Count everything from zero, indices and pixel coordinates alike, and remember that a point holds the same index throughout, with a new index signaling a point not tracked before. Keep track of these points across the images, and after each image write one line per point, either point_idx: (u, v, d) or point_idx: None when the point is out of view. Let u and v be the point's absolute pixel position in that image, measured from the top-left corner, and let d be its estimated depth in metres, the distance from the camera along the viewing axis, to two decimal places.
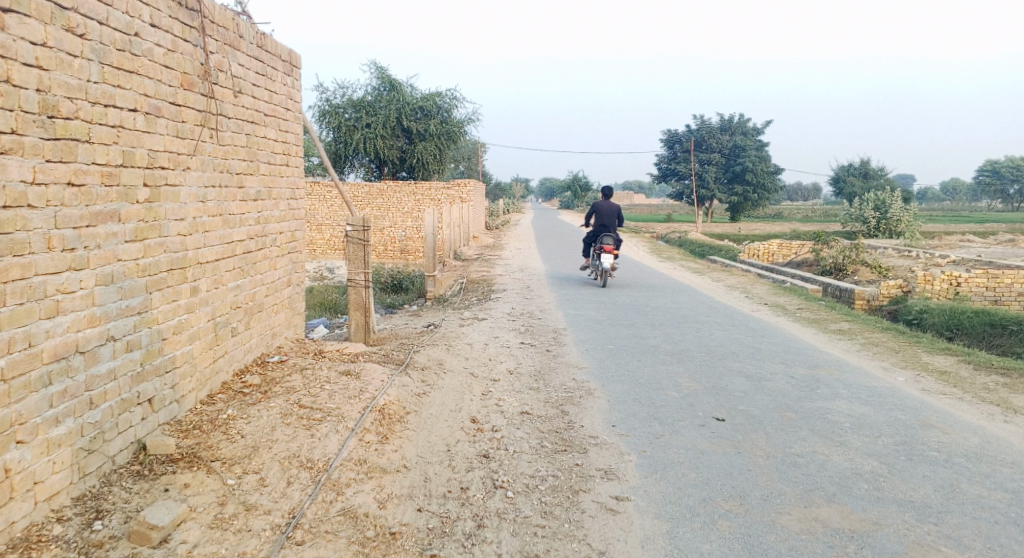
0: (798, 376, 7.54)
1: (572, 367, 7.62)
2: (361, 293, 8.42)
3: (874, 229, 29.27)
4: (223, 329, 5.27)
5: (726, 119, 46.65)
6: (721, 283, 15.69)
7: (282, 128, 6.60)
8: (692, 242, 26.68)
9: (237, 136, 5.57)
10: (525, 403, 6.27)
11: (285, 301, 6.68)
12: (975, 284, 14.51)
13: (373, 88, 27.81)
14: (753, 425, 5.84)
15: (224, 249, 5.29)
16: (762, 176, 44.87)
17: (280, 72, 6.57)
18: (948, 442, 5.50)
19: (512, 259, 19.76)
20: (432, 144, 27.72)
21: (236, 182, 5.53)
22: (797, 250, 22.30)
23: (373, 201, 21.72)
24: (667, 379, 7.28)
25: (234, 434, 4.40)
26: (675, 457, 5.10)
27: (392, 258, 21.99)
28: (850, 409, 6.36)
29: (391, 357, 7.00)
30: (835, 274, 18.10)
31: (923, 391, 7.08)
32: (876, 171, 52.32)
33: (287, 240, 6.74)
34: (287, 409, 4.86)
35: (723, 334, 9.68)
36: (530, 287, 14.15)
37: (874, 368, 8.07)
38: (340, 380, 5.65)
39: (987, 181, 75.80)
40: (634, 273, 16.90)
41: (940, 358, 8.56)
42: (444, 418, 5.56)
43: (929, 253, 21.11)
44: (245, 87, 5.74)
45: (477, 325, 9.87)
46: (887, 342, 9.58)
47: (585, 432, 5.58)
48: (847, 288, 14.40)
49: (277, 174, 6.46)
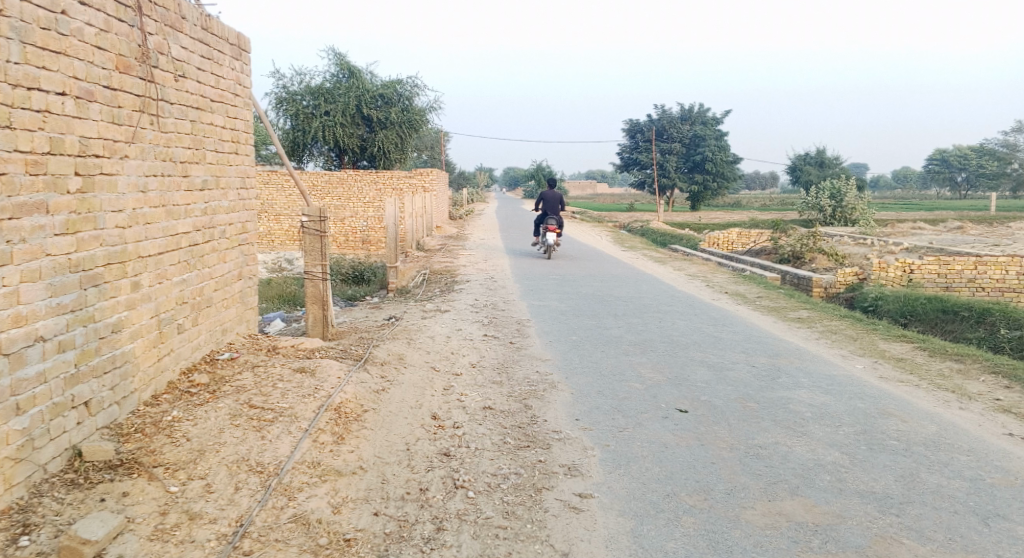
0: (759, 365, 7.55)
1: (535, 360, 7.50)
2: (318, 286, 8.18)
3: (830, 217, 29.75)
4: (168, 326, 5.03)
5: (686, 109, 46.95)
6: (682, 272, 15.74)
7: (231, 115, 6.32)
8: (653, 231, 26.78)
9: (181, 122, 5.30)
10: (487, 397, 6.14)
11: (236, 296, 6.42)
12: (927, 271, 14.74)
13: (332, 75, 27.23)
14: (716, 417, 5.80)
15: (168, 242, 5.04)
16: (721, 165, 45.30)
17: (227, 56, 6.28)
18: (906, 431, 5.52)
19: (475, 249, 19.59)
20: (393, 132, 27.31)
21: (181, 171, 5.27)
22: (756, 238, 22.52)
23: (333, 191, 21.33)
24: (630, 370, 7.20)
25: (179, 437, 4.19)
26: (639, 451, 5.03)
27: (353, 248, 21.63)
28: (811, 399, 6.36)
29: (349, 352, 6.80)
30: (793, 262, 18.32)
31: (881, 379, 7.13)
32: (831, 160, 53.22)
33: (237, 232, 6.46)
34: (237, 409, 4.65)
35: (685, 323, 9.67)
36: (493, 277, 14.01)
37: (833, 356, 8.12)
38: (294, 378, 5.44)
39: (936, 170, 77.79)
40: (597, 262, 16.87)
41: (896, 346, 8.66)
42: (404, 415, 5.39)
43: (882, 241, 21.50)
44: (190, 71, 5.47)
45: (439, 318, 9.69)
46: (845, 329, 9.67)
47: (548, 426, 5.47)
48: (804, 276, 14.57)
49: (225, 163, 6.20)
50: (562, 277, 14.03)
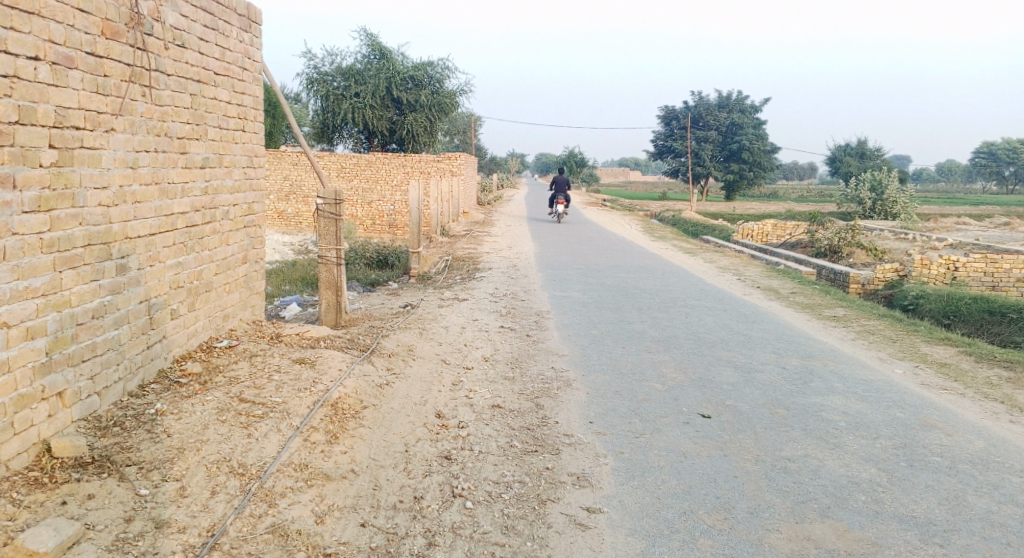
0: (790, 367, 7.10)
1: (552, 355, 7.15)
2: (332, 271, 7.92)
3: (870, 210, 28.78)
4: (161, 311, 4.78)
5: (724, 96, 45.93)
6: (713, 264, 15.21)
7: (238, 90, 6.05)
8: (685, 221, 26.15)
9: (179, 96, 5.02)
10: (497, 395, 5.80)
11: (240, 280, 6.16)
12: (973, 269, 14.01)
13: (363, 56, 26.98)
14: (741, 424, 5.39)
15: (161, 223, 4.77)
16: (759, 154, 44.35)
17: (234, 27, 5.98)
18: (951, 446, 5.06)
19: (502, 235, 19.24)
20: (422, 116, 26.98)
21: (178, 147, 4.99)
22: (791, 231, 21.80)
23: (360, 172, 21.17)
24: (652, 369, 6.81)
25: (160, 433, 3.94)
26: (656, 460, 4.65)
27: (379, 232, 21.47)
28: (845, 406, 5.92)
29: (356, 342, 6.51)
30: (830, 256, 17.66)
31: (922, 386, 6.64)
32: (872, 151, 51.66)
33: (242, 214, 6.19)
34: (225, 404, 4.39)
35: (713, 319, 9.21)
36: (516, 266, 13.65)
37: (871, 359, 7.64)
38: (292, 369, 5.16)
39: (983, 163, 75.07)
40: (625, 252, 16.43)
41: (939, 349, 8.13)
42: (406, 412, 5.08)
43: (926, 236, 20.62)
44: (191, 42, 5.18)
45: (456, 307, 9.38)
46: (883, 330, 9.14)
47: (559, 429, 5.12)
48: (841, 271, 14.00)
49: (230, 141, 5.91)
50: (588, 267, 13.61)
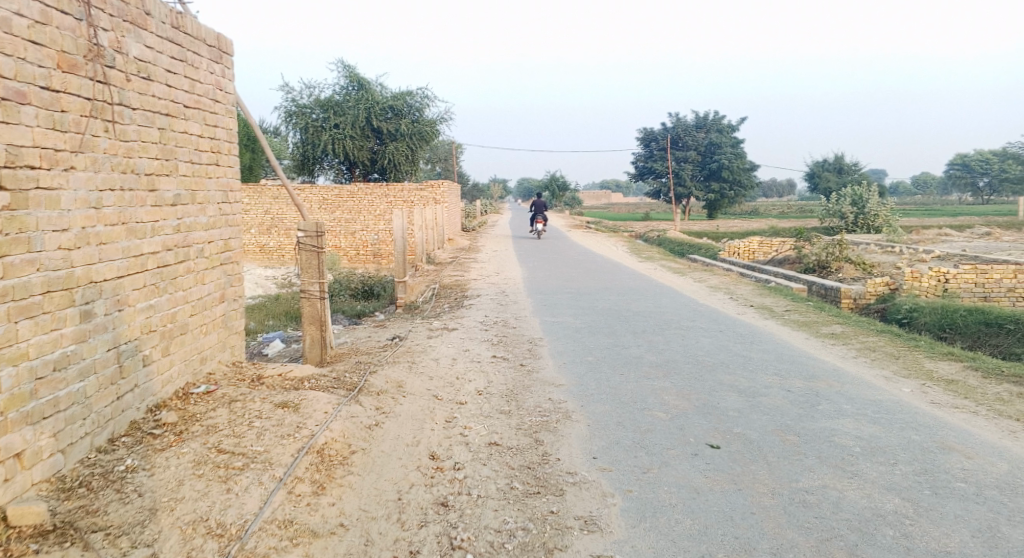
0: (794, 389, 6.85)
1: (548, 385, 6.87)
2: (316, 305, 7.61)
3: (852, 224, 28.89)
4: (132, 358, 4.45)
5: (701, 117, 46.29)
6: (704, 283, 15.02)
7: (210, 122, 5.79)
8: (671, 241, 26.08)
9: (146, 130, 4.75)
10: (494, 432, 5.50)
11: (217, 320, 5.84)
12: (964, 280, 13.89)
13: (341, 88, 26.89)
14: (752, 454, 5.11)
15: (129, 264, 4.47)
16: (739, 173, 44.59)
17: (204, 58, 5.74)
18: (973, 469, 4.82)
19: (489, 262, 19.00)
20: (403, 144, 26.85)
21: (146, 184, 4.71)
22: (778, 247, 21.71)
23: (343, 204, 20.91)
24: (652, 397, 6.53)
25: (130, 493, 3.60)
26: (666, 498, 4.36)
27: (364, 262, 21.17)
28: (857, 430, 5.67)
29: (343, 380, 6.18)
30: (818, 272, 17.56)
31: (933, 404, 6.41)
32: (849, 166, 52.17)
33: (218, 250, 5.89)
34: (202, 456, 4.06)
35: (710, 341, 8.97)
36: (505, 292, 13.37)
37: (875, 377, 7.42)
38: (274, 415, 4.83)
39: (957, 175, 76.14)
40: (613, 274, 16.21)
41: (943, 365, 7.92)
42: (398, 455, 4.76)
43: (912, 248, 20.59)
44: (157, 73, 4.92)
45: (446, 337, 9.08)
46: (884, 346, 8.93)
47: (561, 467, 4.82)
48: (832, 286, 13.86)
49: (203, 175, 5.64)
50: (578, 291, 13.35)
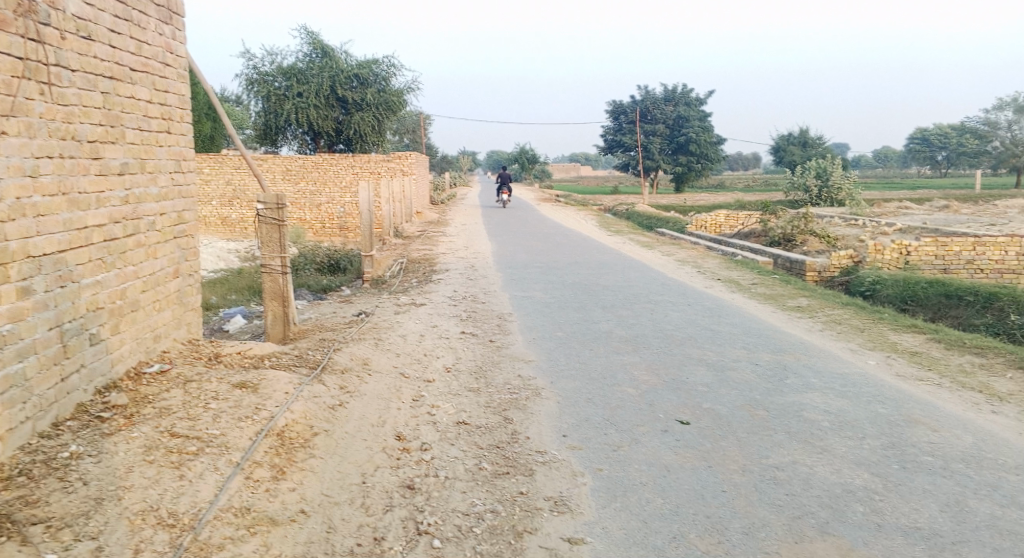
0: (763, 363, 6.83)
1: (517, 361, 6.75)
2: (278, 280, 7.36)
3: (816, 198, 29.19)
4: (77, 337, 4.21)
5: (670, 89, 46.20)
6: (672, 257, 15.02)
7: (159, 87, 5.48)
8: (639, 214, 26.08)
9: (88, 94, 4.46)
10: (461, 410, 5.37)
11: (172, 297, 5.59)
12: (925, 253, 14.05)
13: (304, 55, 26.15)
14: (722, 430, 5.06)
15: (72, 237, 4.21)
16: (705, 146, 44.72)
17: (152, 18, 5.41)
18: (940, 442, 4.83)
19: (456, 235, 18.76)
20: (369, 114, 26.30)
21: (89, 152, 4.43)
22: (744, 220, 21.82)
23: (307, 175, 20.45)
24: (622, 372, 6.47)
25: (74, 481, 3.39)
26: (637, 476, 4.29)
27: (330, 235, 20.79)
28: (825, 404, 5.66)
29: (305, 358, 5.99)
30: (784, 245, 17.68)
31: (898, 377, 6.45)
32: (814, 139, 52.63)
33: (171, 223, 5.61)
34: (154, 440, 3.86)
35: (678, 315, 8.93)
36: (473, 266, 13.20)
37: (841, 350, 7.45)
38: (232, 396, 4.63)
39: (918, 149, 77.36)
40: (583, 247, 16.13)
41: (907, 337, 7.99)
42: (362, 436, 4.62)
43: (875, 221, 20.82)
44: (99, 33, 4.61)
45: (413, 313, 8.90)
46: (850, 319, 8.98)
47: (531, 446, 4.72)
48: (798, 259, 13.96)
49: (153, 143, 5.34)
50: (547, 265, 13.23)
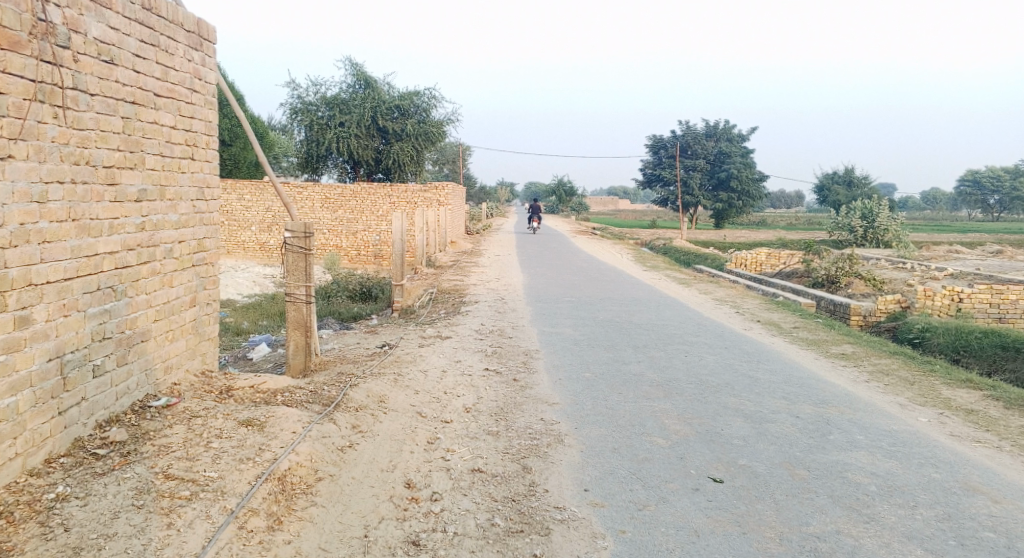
0: (804, 416, 6.39)
1: (541, 404, 6.44)
2: (301, 310, 7.19)
3: (861, 238, 28.38)
4: (79, 368, 4.06)
5: (711, 125, 45.84)
6: (710, 296, 14.57)
7: (185, 114, 5.38)
8: (676, 250, 25.61)
9: (107, 119, 4.36)
10: (478, 456, 5.07)
11: (187, 326, 5.44)
12: (978, 300, 13.38)
13: (348, 86, 26.53)
14: (758, 490, 4.68)
15: (80, 265, 4.08)
16: (747, 183, 44.13)
17: (181, 43, 5.33)
18: (1003, 517, 4.37)
19: (490, 266, 18.56)
20: (409, 145, 26.48)
21: (104, 178, 4.32)
22: (786, 260, 21.23)
23: (346, 203, 20.56)
24: (652, 420, 6.11)
25: (55, 528, 3.24)
26: (663, 541, 3.94)
27: (365, 263, 20.78)
28: (872, 465, 5.22)
29: (320, 394, 5.77)
30: (827, 286, 17.08)
31: (953, 438, 5.96)
32: (859, 179, 51.55)
33: (190, 251, 5.48)
34: (146, 484, 3.68)
35: (714, 359, 8.53)
36: (504, 299, 12.95)
37: (890, 404, 6.96)
38: (235, 435, 4.44)
39: (967, 191, 75.31)
40: (619, 283, 15.76)
41: (962, 392, 7.46)
42: (370, 483, 4.35)
43: (924, 265, 20.05)
44: (123, 57, 4.52)
45: (439, 346, 8.65)
46: (898, 370, 8.46)
47: (549, 501, 4.39)
48: (841, 302, 13.43)
49: (175, 170, 5.24)
50: (580, 301, 12.91)
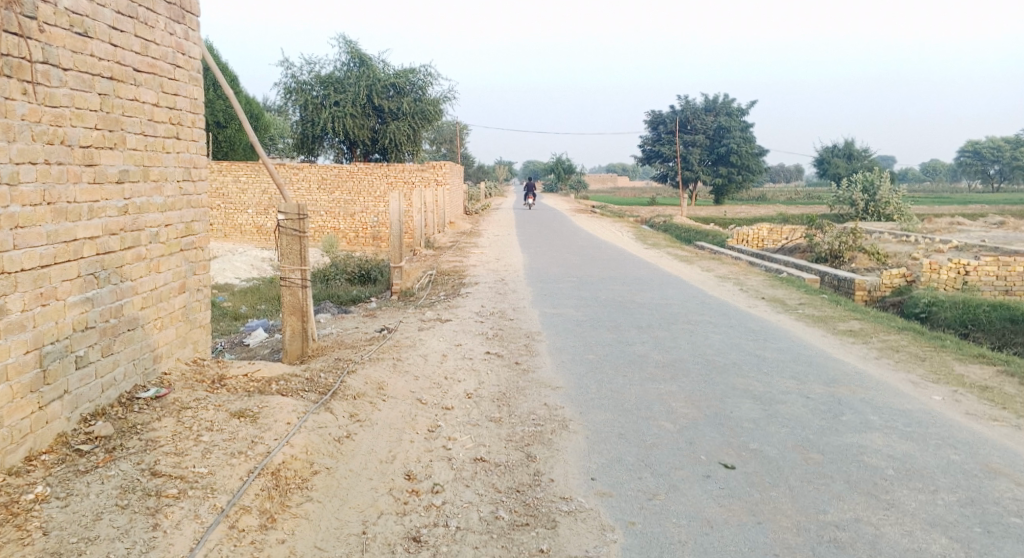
0: (815, 396, 6.21)
1: (544, 388, 6.25)
2: (297, 295, 6.96)
3: (862, 212, 28.10)
4: (60, 361, 3.86)
5: (710, 100, 45.35)
6: (712, 273, 14.36)
7: (168, 90, 5.13)
8: (677, 227, 25.35)
9: (83, 96, 4.13)
10: (481, 444, 4.89)
11: (176, 313, 5.23)
12: (985, 273, 13.16)
13: (342, 65, 26.10)
14: (772, 476, 4.50)
15: (58, 251, 3.87)
16: (746, 157, 43.74)
17: (162, 16, 5.07)
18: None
19: (489, 246, 18.32)
20: (405, 124, 26.11)
21: (81, 159, 4.10)
22: (788, 235, 20.99)
23: (342, 184, 20.29)
24: (659, 403, 5.92)
25: (33, 531, 3.06)
26: (675, 532, 3.77)
27: (363, 244, 20.55)
28: (888, 447, 5.04)
29: (316, 382, 5.57)
30: (831, 261, 16.87)
31: (969, 416, 5.78)
32: (860, 152, 51.13)
33: (177, 235, 5.26)
34: (131, 483, 3.51)
35: (720, 338, 8.34)
36: (504, 279, 12.74)
37: (901, 382, 6.79)
38: (227, 428, 4.26)
39: (967, 162, 74.81)
40: (620, 261, 15.55)
41: (974, 369, 7.28)
42: (368, 475, 4.17)
43: (928, 238, 19.80)
44: (98, 30, 4.27)
45: (438, 329, 8.46)
46: (908, 346, 8.27)
47: (555, 491, 4.21)
48: (846, 277, 13.23)
49: (159, 150, 5.00)
50: (582, 280, 12.68)
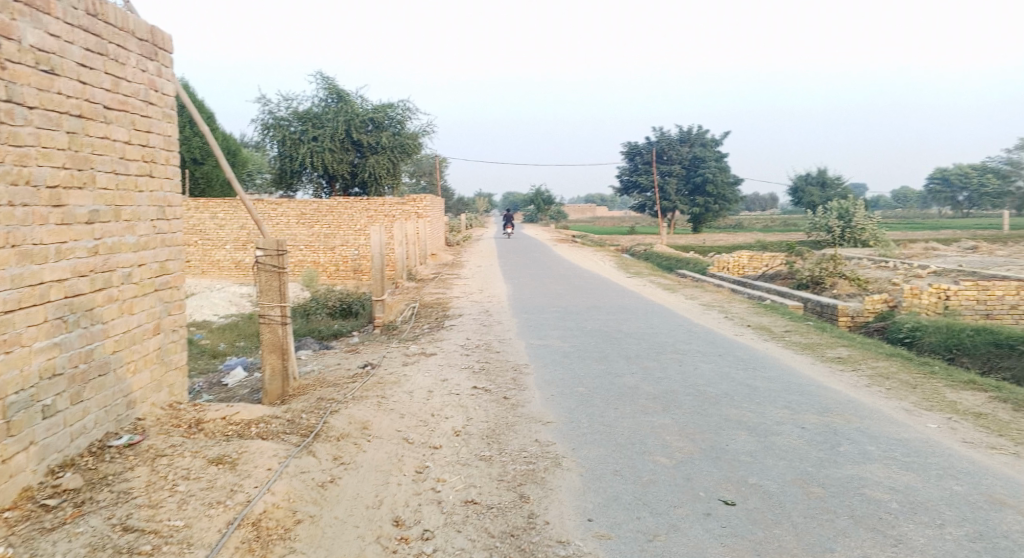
0: (810, 427, 6.09)
1: (535, 423, 6.07)
2: (277, 332, 6.75)
3: (839, 238, 28.38)
4: (25, 411, 3.65)
5: (685, 131, 45.95)
6: (696, 301, 14.31)
7: (141, 127, 4.98)
8: (658, 255, 25.40)
9: (49, 134, 3.99)
10: (471, 485, 4.70)
11: (150, 356, 5.01)
12: (966, 297, 13.23)
13: (320, 100, 26.09)
14: (774, 513, 4.35)
15: (23, 296, 3.69)
16: (723, 187, 44.23)
17: (133, 53, 4.92)
18: None
19: (471, 278, 18.18)
20: (384, 157, 26.06)
21: (47, 199, 3.93)
22: (768, 262, 21.08)
23: (322, 218, 20.11)
24: (652, 437, 5.77)
25: None
26: None
27: (344, 278, 20.16)
28: (890, 479, 4.92)
29: (297, 423, 5.35)
30: (812, 287, 16.91)
31: (968, 445, 5.68)
32: (833, 180, 51.95)
33: (151, 275, 5.06)
34: (100, 540, 3.29)
35: (709, 367, 8.23)
36: (488, 311, 12.59)
37: (895, 410, 6.70)
38: (203, 476, 4.04)
39: (937, 188, 76.32)
40: (604, 291, 15.46)
41: (967, 395, 7.21)
42: (354, 522, 3.96)
43: (906, 263, 19.97)
44: (65, 67, 4.12)
45: (423, 364, 8.27)
46: (898, 373, 8.21)
47: (550, 535, 4.03)
48: (828, 303, 13.22)
49: (132, 188, 4.84)
50: (566, 310, 12.56)
